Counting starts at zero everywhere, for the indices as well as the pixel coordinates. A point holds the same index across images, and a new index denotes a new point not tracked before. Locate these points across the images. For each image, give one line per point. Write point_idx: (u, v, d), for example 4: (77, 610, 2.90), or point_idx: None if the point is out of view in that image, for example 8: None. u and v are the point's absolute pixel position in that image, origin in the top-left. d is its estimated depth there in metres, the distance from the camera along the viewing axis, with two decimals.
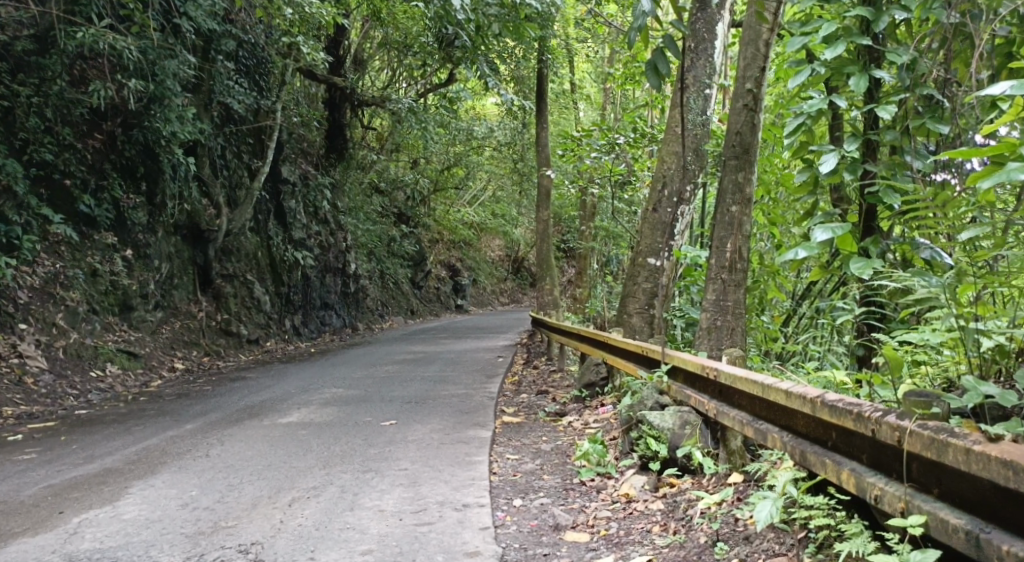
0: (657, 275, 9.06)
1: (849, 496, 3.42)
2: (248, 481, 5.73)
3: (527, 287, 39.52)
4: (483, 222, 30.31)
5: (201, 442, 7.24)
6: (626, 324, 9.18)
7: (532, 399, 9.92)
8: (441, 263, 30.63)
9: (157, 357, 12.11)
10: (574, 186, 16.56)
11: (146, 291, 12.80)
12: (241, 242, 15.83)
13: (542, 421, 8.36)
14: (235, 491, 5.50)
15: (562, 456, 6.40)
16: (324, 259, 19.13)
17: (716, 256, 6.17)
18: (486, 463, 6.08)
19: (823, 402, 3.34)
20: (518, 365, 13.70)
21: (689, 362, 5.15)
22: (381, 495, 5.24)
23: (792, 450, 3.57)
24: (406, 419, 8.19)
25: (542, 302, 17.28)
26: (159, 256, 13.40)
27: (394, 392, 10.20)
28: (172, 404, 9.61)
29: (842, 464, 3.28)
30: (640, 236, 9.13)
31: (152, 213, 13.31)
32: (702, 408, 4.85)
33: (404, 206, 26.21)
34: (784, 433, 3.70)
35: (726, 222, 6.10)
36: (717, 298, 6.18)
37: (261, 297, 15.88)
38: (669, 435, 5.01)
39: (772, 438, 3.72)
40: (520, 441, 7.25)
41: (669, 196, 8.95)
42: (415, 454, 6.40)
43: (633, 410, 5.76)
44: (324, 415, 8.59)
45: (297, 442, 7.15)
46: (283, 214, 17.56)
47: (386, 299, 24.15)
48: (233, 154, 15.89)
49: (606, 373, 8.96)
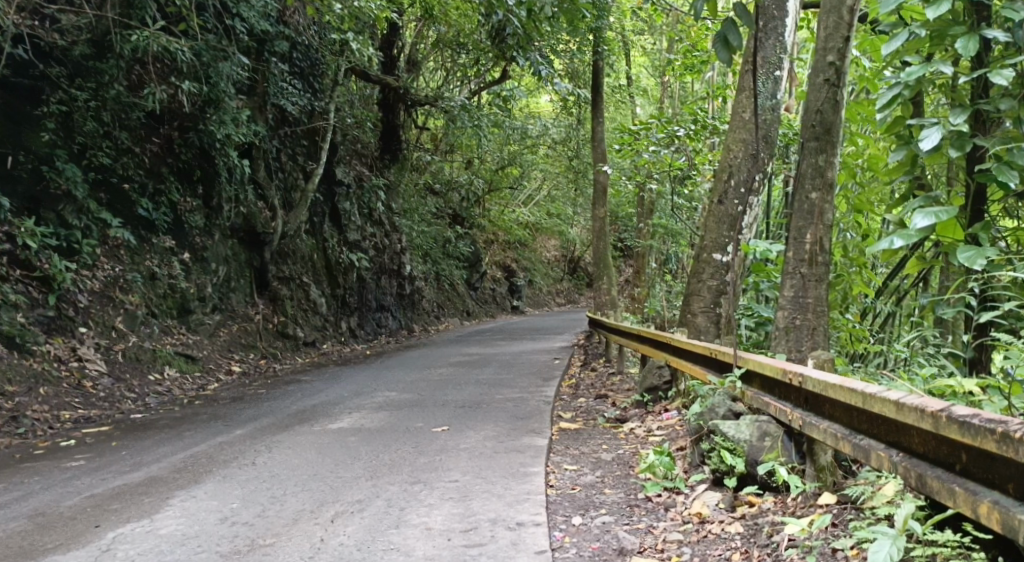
0: (724, 272, 8.49)
1: (993, 535, 2.97)
2: (292, 492, 5.35)
3: (584, 288, 38.91)
4: (538, 222, 29.86)
5: (247, 449, 6.90)
6: (690, 324, 8.62)
7: (592, 404, 9.43)
8: (496, 264, 30.26)
9: (214, 360, 11.93)
10: (632, 182, 16.00)
11: (203, 294, 12.64)
12: (296, 243, 15.65)
13: (603, 428, 7.87)
14: (278, 503, 5.12)
15: (627, 468, 5.90)
16: (379, 261, 18.88)
17: (794, 249, 5.65)
18: (543, 475, 5.61)
19: (952, 419, 2.83)
20: (576, 367, 13.23)
21: (768, 367, 4.63)
22: (429, 512, 4.81)
23: (909, 475, 3.06)
24: (459, 424, 7.80)
25: (599, 302, 16.77)
26: (216, 259, 13.23)
27: (448, 396, 9.81)
28: (225, 408, 9.37)
29: (980, 495, 2.77)
30: (705, 231, 8.58)
31: (209, 216, 13.16)
32: (783, 418, 4.33)
33: (459, 207, 25.88)
34: (895, 452, 3.19)
35: (805, 210, 5.63)
36: (794, 293, 5.63)
37: (317, 300, 15.67)
38: (746, 448, 4.49)
39: (879, 457, 3.21)
40: (580, 449, 6.77)
41: (736, 187, 8.38)
42: (466, 465, 5.97)
43: (702, 421, 5.24)
44: (375, 420, 8.22)
45: (346, 449, 6.78)
46: (337, 215, 17.35)
47: (441, 300, 23.87)
48: (288, 155, 15.72)
49: (670, 377, 8.43)
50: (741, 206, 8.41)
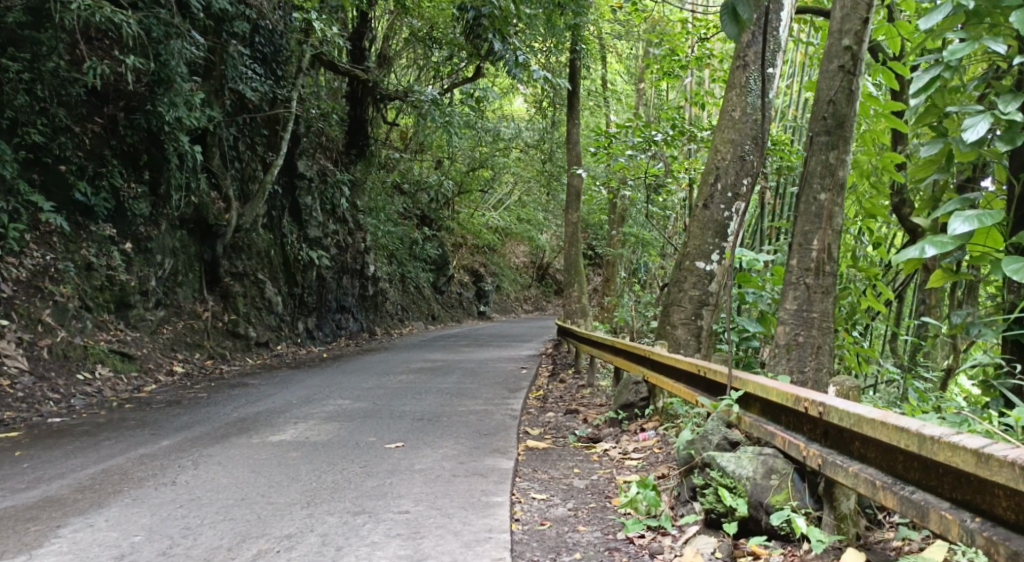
0: (707, 282, 7.82)
1: None
2: (210, 523, 4.59)
3: (552, 296, 38.19)
4: (508, 227, 29.09)
5: (169, 464, 6.08)
6: (668, 336, 7.93)
7: (561, 419, 8.69)
8: (464, 268, 29.41)
9: (154, 359, 11.02)
10: (605, 188, 15.31)
11: (147, 288, 11.70)
12: (253, 238, 14.72)
13: (574, 448, 7.16)
14: (195, 534, 4.45)
15: (603, 500, 5.19)
16: (341, 260, 17.99)
17: (798, 256, 5.01)
18: (507, 507, 4.91)
19: None
20: (543, 377, 12.52)
21: (773, 390, 3.98)
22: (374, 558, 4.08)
23: (1001, 552, 2.54)
24: (415, 441, 7.04)
25: (568, 309, 16.05)
26: (163, 251, 12.27)
27: (405, 406, 9.04)
28: (157, 413, 8.50)
29: None
30: (688, 237, 7.93)
31: (156, 206, 12.21)
32: (790, 452, 3.70)
33: (427, 208, 25.05)
34: (971, 517, 2.67)
35: (812, 214, 5.00)
36: (798, 306, 4.98)
37: (273, 298, 14.74)
38: (748, 487, 3.79)
39: (954, 524, 2.67)
40: (549, 475, 6.03)
41: (722, 191, 7.75)
42: (419, 492, 5.22)
43: (695, 451, 4.54)
44: (323, 432, 7.43)
45: (282, 467, 6.00)
46: (298, 211, 16.39)
47: (406, 304, 23.02)
48: (246, 145, 14.73)
49: (647, 395, 7.72)
50: (727, 212, 7.77)
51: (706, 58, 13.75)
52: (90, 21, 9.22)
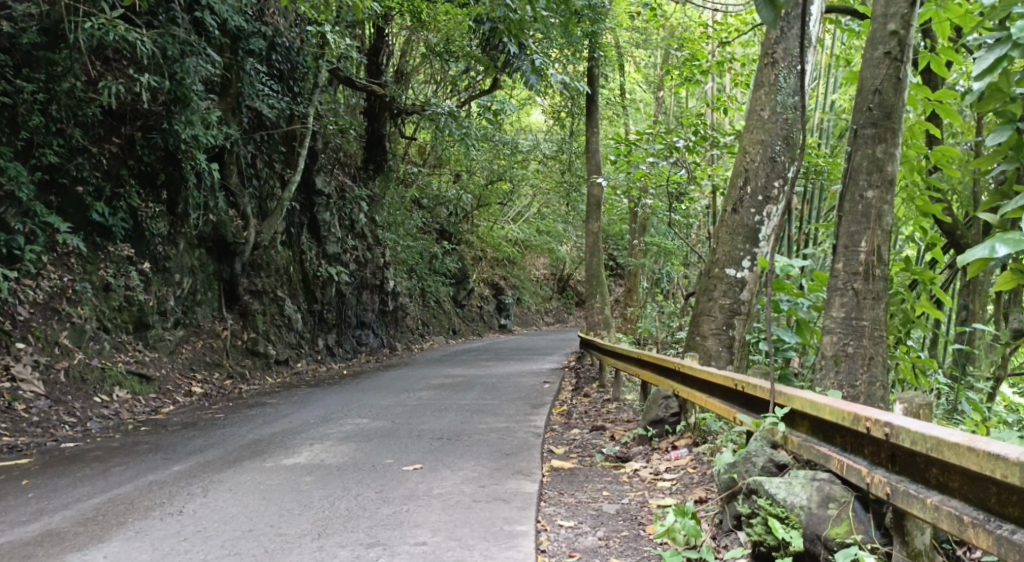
0: (738, 290, 7.40)
1: None
2: None
3: (573, 308, 37.78)
4: (527, 240, 28.73)
5: (178, 491, 5.74)
6: (699, 348, 7.51)
7: (588, 436, 8.29)
8: (484, 281, 29.08)
9: (172, 380, 10.74)
10: (626, 197, 14.88)
11: (164, 308, 11.43)
12: (271, 255, 14.42)
13: (603, 468, 6.76)
14: None
15: (636, 528, 4.81)
16: (361, 275, 17.68)
17: (844, 260, 4.61)
18: (532, 536, 4.53)
19: None
20: (568, 392, 12.12)
21: (826, 408, 3.59)
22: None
23: None
24: (435, 462, 6.66)
25: (592, 322, 15.65)
26: (180, 270, 11.99)
27: (426, 424, 8.67)
28: (170, 436, 8.18)
29: None
30: (717, 244, 7.52)
31: (173, 224, 11.92)
32: (850, 477, 3.32)
33: (446, 222, 24.73)
34: None
35: (859, 213, 4.60)
36: (846, 313, 4.58)
37: (292, 315, 14.46)
38: (803, 517, 3.40)
39: None
40: (577, 498, 5.64)
41: (752, 194, 7.30)
42: (438, 520, 4.85)
43: (738, 474, 4.14)
44: (339, 454, 7.08)
45: (297, 493, 5.64)
46: (316, 227, 16.08)
47: (426, 318, 22.71)
48: (264, 162, 14.45)
49: (678, 410, 7.30)
50: (759, 216, 7.34)
51: (728, 63, 13.32)
52: (104, 40, 9.10)
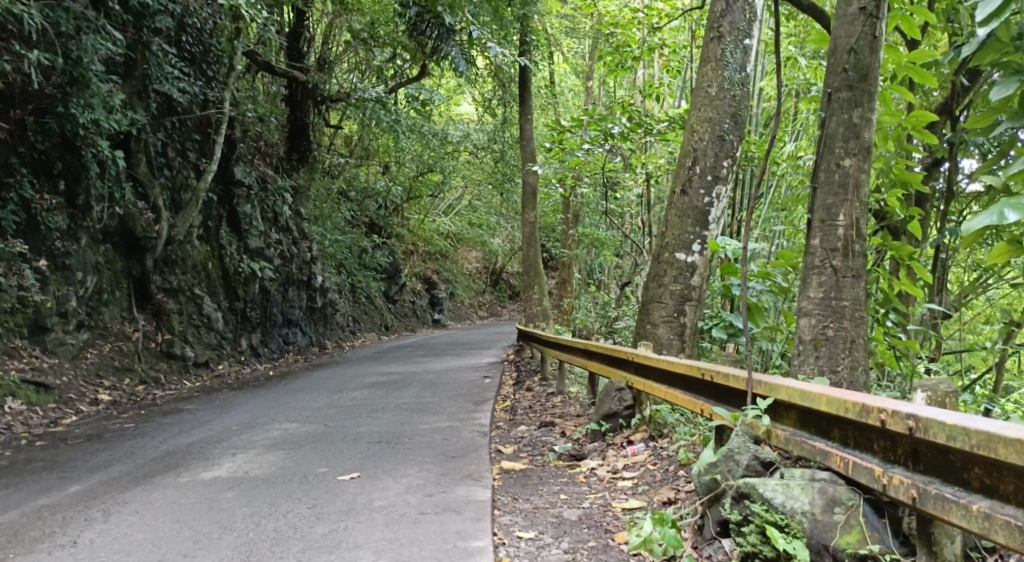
0: (689, 275, 6.67)
1: None
2: None
3: (507, 301, 37.34)
4: (459, 233, 28.10)
5: (74, 517, 5.06)
6: (650, 337, 6.74)
7: (535, 434, 7.81)
8: (416, 276, 28.39)
9: (76, 388, 9.86)
10: (559, 186, 14.38)
11: (66, 309, 10.51)
12: (187, 251, 13.52)
13: (555, 468, 6.29)
14: None
15: (604, 537, 4.36)
16: (287, 271, 16.85)
17: (821, 235, 4.23)
18: (491, 553, 4.07)
19: None
20: (509, 386, 11.63)
21: (822, 399, 3.19)
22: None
23: None
24: (375, 470, 6.10)
25: (529, 313, 15.17)
26: (84, 268, 11.02)
27: (360, 427, 8.07)
28: (71, 451, 7.40)
29: None
30: (666, 227, 6.78)
31: (74, 217, 10.94)
32: (859, 477, 2.94)
33: (376, 215, 23.93)
34: None
35: (835, 183, 4.22)
36: (824, 292, 4.20)
37: (212, 314, 13.59)
38: (806, 525, 3.02)
39: None
40: (533, 504, 5.14)
41: (701, 174, 6.66)
42: (381, 539, 4.30)
43: (721, 475, 3.73)
44: (266, 464, 6.45)
45: (214, 512, 5.02)
46: (237, 220, 15.17)
47: (357, 315, 21.95)
48: (177, 152, 13.50)
49: (632, 402, 6.84)
50: (709, 197, 6.67)
51: (661, 48, 12.88)
52: None
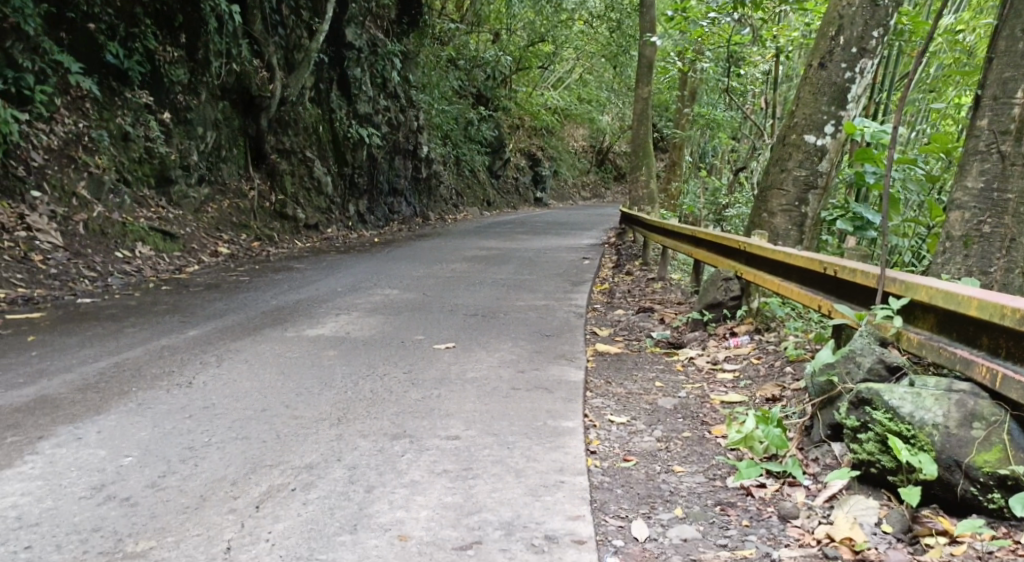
0: (817, 160, 6.10)
1: None
2: (232, 442, 3.65)
3: (611, 183, 36.60)
4: (567, 109, 27.32)
5: (189, 360, 5.18)
6: (765, 227, 6.29)
7: (633, 318, 7.61)
8: (520, 152, 27.98)
9: (198, 240, 10.02)
10: (677, 61, 13.55)
11: (188, 163, 10.69)
12: (299, 112, 13.52)
13: (653, 355, 6.06)
14: (206, 460, 3.46)
15: (700, 429, 4.14)
16: (394, 139, 16.75)
17: (992, 115, 3.92)
18: (581, 436, 3.86)
19: None
20: (609, 269, 11.39)
21: (972, 301, 2.86)
22: (411, 508, 3.05)
23: None
24: (472, 341, 6.03)
25: (635, 196, 14.70)
26: (204, 123, 11.15)
27: (459, 299, 8.03)
28: (190, 298, 7.59)
29: None
30: (797, 106, 6.21)
31: (195, 71, 11.07)
32: (1008, 392, 2.67)
33: (484, 86, 23.39)
34: None
35: (1018, 53, 3.89)
36: (985, 182, 3.91)
37: (323, 178, 13.69)
38: (938, 439, 2.78)
39: None
40: (627, 389, 4.97)
41: (844, 47, 5.95)
42: (473, 411, 4.21)
43: (839, 377, 3.42)
44: (365, 327, 6.47)
45: (316, 369, 5.04)
46: (347, 84, 15.07)
47: (460, 188, 21.88)
48: (291, 9, 13.27)
49: (739, 293, 6.49)
50: (850, 71, 5.99)
51: None
52: None
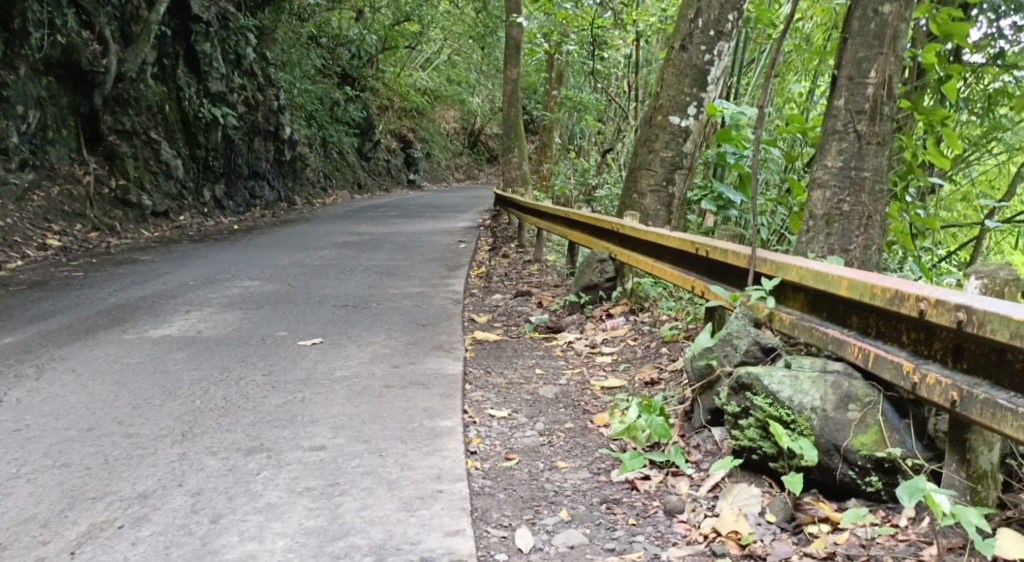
0: (682, 141, 6.11)
1: None
2: (51, 472, 3.26)
3: (484, 163, 36.50)
4: (437, 89, 26.92)
5: (4, 373, 4.65)
6: (636, 208, 6.26)
7: (511, 302, 7.47)
8: (391, 133, 27.43)
9: (22, 232, 9.24)
10: (544, 41, 13.43)
11: (7, 146, 9.78)
12: (142, 90, 12.51)
13: (530, 341, 5.93)
14: (15, 498, 3.06)
15: (582, 419, 4.03)
16: (252, 119, 15.90)
17: (847, 95, 3.94)
18: (460, 435, 3.66)
19: None
20: (485, 251, 11.24)
21: (843, 281, 2.83)
22: (266, 538, 2.78)
23: None
24: (340, 336, 5.72)
25: (507, 177, 14.56)
26: (26, 101, 10.20)
27: (326, 289, 7.67)
28: (13, 299, 6.91)
29: None
30: (660, 87, 6.17)
31: (10, 43, 9.96)
32: (881, 372, 2.64)
33: (349, 66, 22.71)
34: None
35: (870, 33, 3.88)
36: (844, 161, 3.94)
37: (171, 160, 12.86)
38: (816, 423, 2.74)
39: None
40: (506, 380, 4.81)
41: (703, 29, 5.95)
42: (341, 415, 3.94)
43: (717, 361, 3.37)
44: (220, 324, 6.04)
45: (160, 376, 4.63)
46: (194, 60, 14.10)
47: (329, 171, 21.23)
48: None
49: (613, 275, 6.43)
50: (709, 54, 5.99)
51: None
52: None
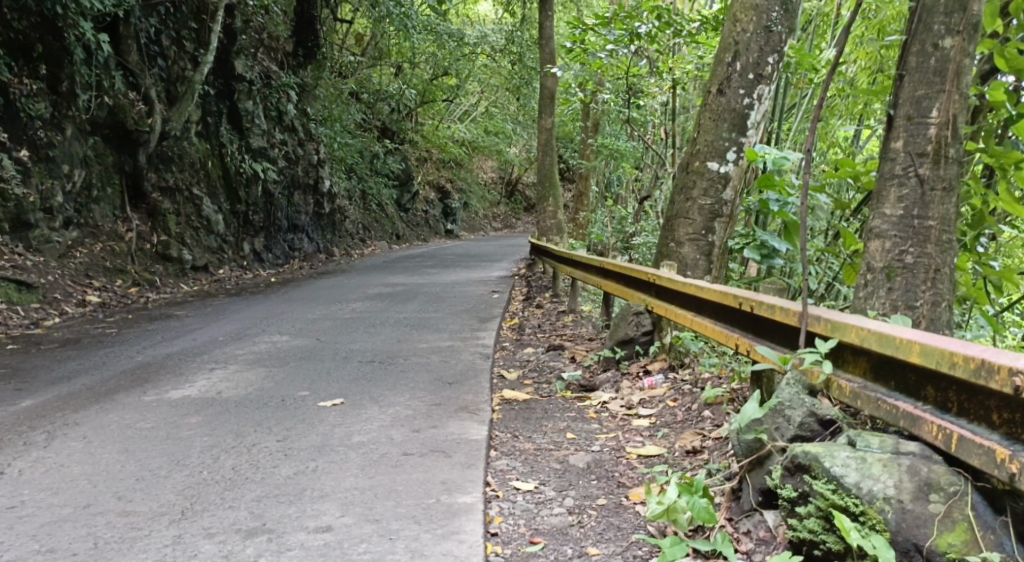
0: (721, 188, 5.75)
1: None
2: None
3: (522, 213, 36.40)
4: (475, 140, 26.91)
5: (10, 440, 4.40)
6: (674, 257, 5.91)
7: (544, 357, 7.11)
8: (429, 184, 27.44)
9: (62, 287, 9.12)
10: (579, 91, 13.23)
11: (51, 205, 9.66)
12: (183, 146, 12.54)
13: (562, 400, 5.56)
14: None
15: (616, 493, 3.64)
16: (291, 173, 15.92)
17: (905, 136, 3.57)
18: (479, 514, 3.30)
19: None
20: (519, 302, 10.90)
21: (914, 346, 2.45)
22: None
23: None
24: (362, 396, 5.39)
25: (543, 227, 14.26)
26: (70, 161, 10.06)
27: (353, 344, 7.38)
28: (38, 358, 6.73)
29: None
30: (697, 132, 5.85)
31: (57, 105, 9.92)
32: (967, 458, 2.25)
33: (387, 119, 22.80)
34: None
35: (929, 70, 3.53)
36: (904, 209, 3.55)
37: (213, 215, 12.84)
38: (891, 517, 2.38)
39: None
40: (535, 445, 4.44)
41: (742, 71, 5.64)
42: (351, 489, 3.59)
43: (767, 434, 3.00)
44: (239, 383, 5.76)
45: (170, 442, 4.34)
46: (237, 117, 14.14)
47: (366, 222, 21.16)
48: (171, 39, 12.27)
49: (651, 328, 6.07)
50: (749, 98, 5.68)
51: None
52: None
